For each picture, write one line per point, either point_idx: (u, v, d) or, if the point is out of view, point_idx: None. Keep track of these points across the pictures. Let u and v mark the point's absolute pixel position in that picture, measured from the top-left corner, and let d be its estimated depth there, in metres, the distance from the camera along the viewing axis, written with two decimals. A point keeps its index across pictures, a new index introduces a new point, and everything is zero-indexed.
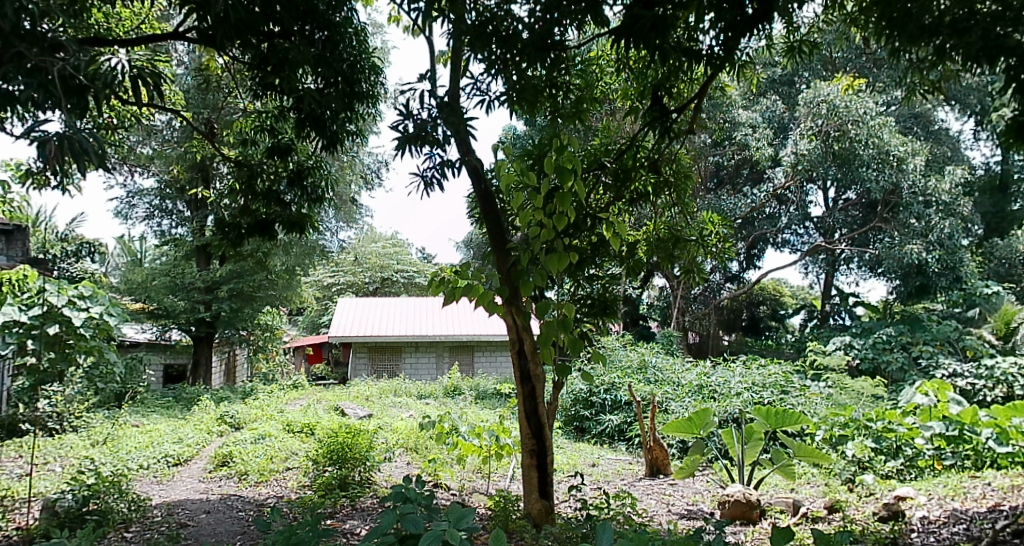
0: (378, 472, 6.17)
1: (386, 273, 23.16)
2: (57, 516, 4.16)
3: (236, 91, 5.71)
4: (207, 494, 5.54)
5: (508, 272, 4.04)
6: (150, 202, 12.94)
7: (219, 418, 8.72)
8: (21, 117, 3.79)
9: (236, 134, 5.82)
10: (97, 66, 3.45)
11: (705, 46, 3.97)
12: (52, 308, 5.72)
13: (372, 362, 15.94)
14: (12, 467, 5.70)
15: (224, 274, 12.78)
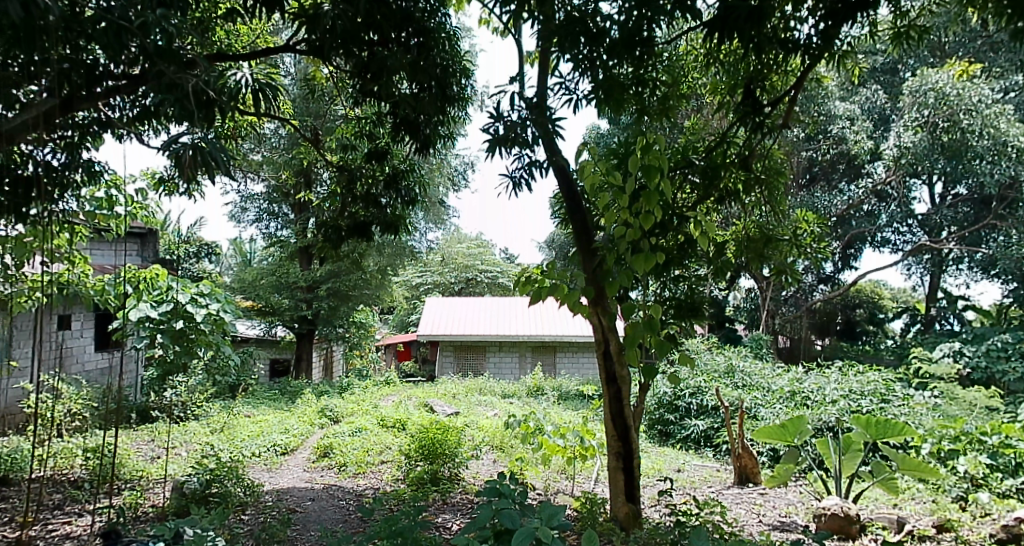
0: (466, 469, 6.29)
1: (470, 273, 23.49)
2: (184, 497, 4.50)
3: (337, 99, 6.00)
4: (311, 483, 5.85)
5: (594, 272, 4.02)
6: (260, 206, 13.58)
7: (319, 411, 9.17)
8: (157, 129, 4.17)
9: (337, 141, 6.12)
10: (225, 81, 3.76)
11: (801, 37, 3.82)
12: (178, 305, 6.41)
13: (460, 361, 16.27)
14: (144, 450, 6.19)
15: (323, 273, 13.38)
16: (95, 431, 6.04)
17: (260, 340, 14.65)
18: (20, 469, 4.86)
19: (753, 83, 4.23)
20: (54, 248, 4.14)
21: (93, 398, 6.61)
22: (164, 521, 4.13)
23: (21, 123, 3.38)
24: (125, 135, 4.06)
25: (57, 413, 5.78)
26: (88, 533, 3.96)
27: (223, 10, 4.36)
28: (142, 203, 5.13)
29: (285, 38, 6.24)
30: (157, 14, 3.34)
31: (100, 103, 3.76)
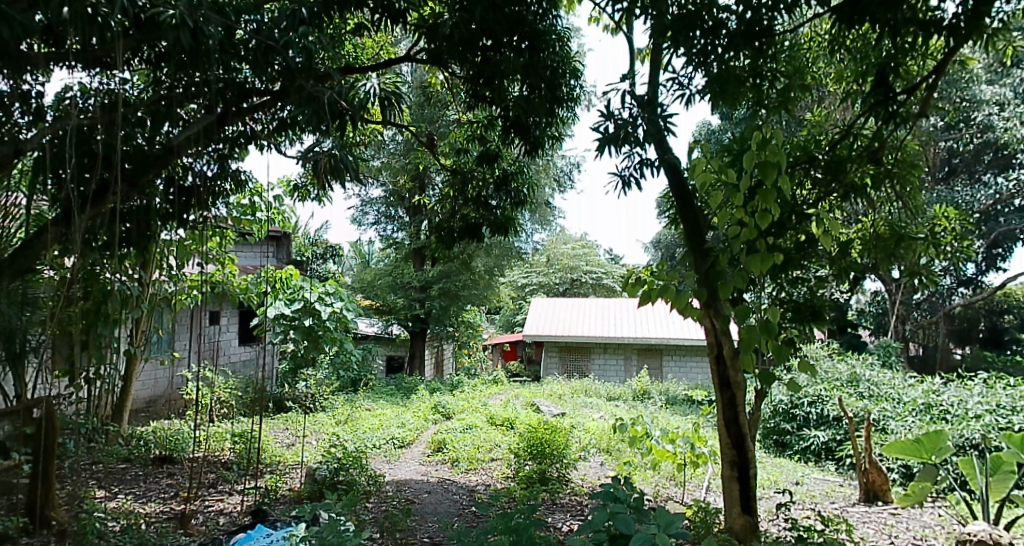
0: (574, 471, 6.31)
1: (575, 275, 23.40)
2: (316, 483, 4.81)
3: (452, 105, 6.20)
4: (427, 476, 6.08)
5: (706, 275, 3.83)
6: (378, 209, 14.12)
7: (432, 407, 9.49)
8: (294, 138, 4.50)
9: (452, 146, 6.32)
10: (357, 92, 4.12)
11: (947, 16, 3.61)
12: (308, 304, 7.06)
13: (567, 362, 16.32)
14: (279, 437, 6.65)
15: (435, 274, 13.80)
16: (239, 418, 6.55)
17: (377, 338, 15.28)
18: (179, 449, 5.34)
19: (886, 69, 4.09)
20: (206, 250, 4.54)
21: (237, 387, 7.13)
22: (299, 504, 4.44)
23: (185, 137, 3.76)
24: (266, 146, 4.43)
25: (207, 400, 6.29)
26: (238, 511, 4.32)
27: (352, 26, 4.63)
28: (281, 209, 5.55)
29: (404, 47, 6.51)
30: (298, 32, 3.72)
31: (246, 116, 4.16)
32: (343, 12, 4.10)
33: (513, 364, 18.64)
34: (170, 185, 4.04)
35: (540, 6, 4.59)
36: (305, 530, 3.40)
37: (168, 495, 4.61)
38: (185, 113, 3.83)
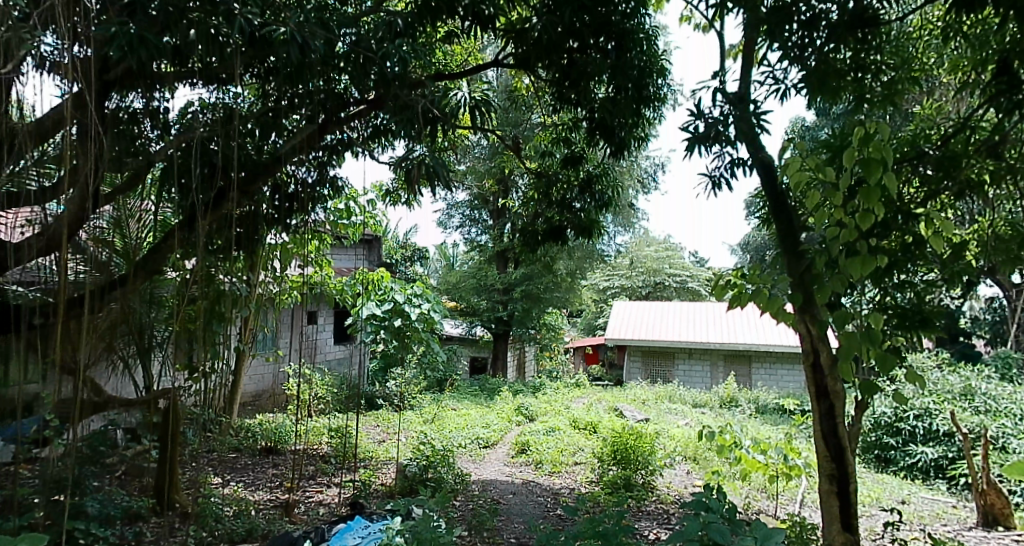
0: (660, 478, 6.23)
1: (659, 278, 22.93)
2: (407, 479, 4.95)
3: (537, 108, 6.22)
4: (512, 478, 6.13)
5: (801, 279, 3.70)
6: (463, 212, 14.30)
7: (516, 409, 9.56)
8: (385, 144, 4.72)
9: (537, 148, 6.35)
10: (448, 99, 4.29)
11: None
12: (397, 304, 7.23)
13: (650, 366, 16.15)
14: (371, 434, 6.87)
15: (518, 276, 13.88)
16: (336, 414, 6.84)
17: (462, 338, 15.53)
18: (282, 442, 5.61)
19: (1009, 55, 3.69)
20: (305, 254, 4.75)
21: (334, 384, 7.41)
22: (392, 499, 4.57)
23: (291, 147, 4.09)
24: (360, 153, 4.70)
25: (306, 395, 6.57)
26: (336, 502, 4.51)
27: (442, 33, 4.72)
28: (374, 213, 5.73)
29: (490, 52, 6.58)
30: (393, 43, 3.87)
31: (343, 126, 4.42)
32: (435, 20, 4.23)
33: (595, 368, 18.50)
34: (276, 192, 4.36)
35: (628, 5, 4.52)
36: (400, 523, 3.53)
37: (275, 483, 4.86)
38: (287, 123, 4.16)
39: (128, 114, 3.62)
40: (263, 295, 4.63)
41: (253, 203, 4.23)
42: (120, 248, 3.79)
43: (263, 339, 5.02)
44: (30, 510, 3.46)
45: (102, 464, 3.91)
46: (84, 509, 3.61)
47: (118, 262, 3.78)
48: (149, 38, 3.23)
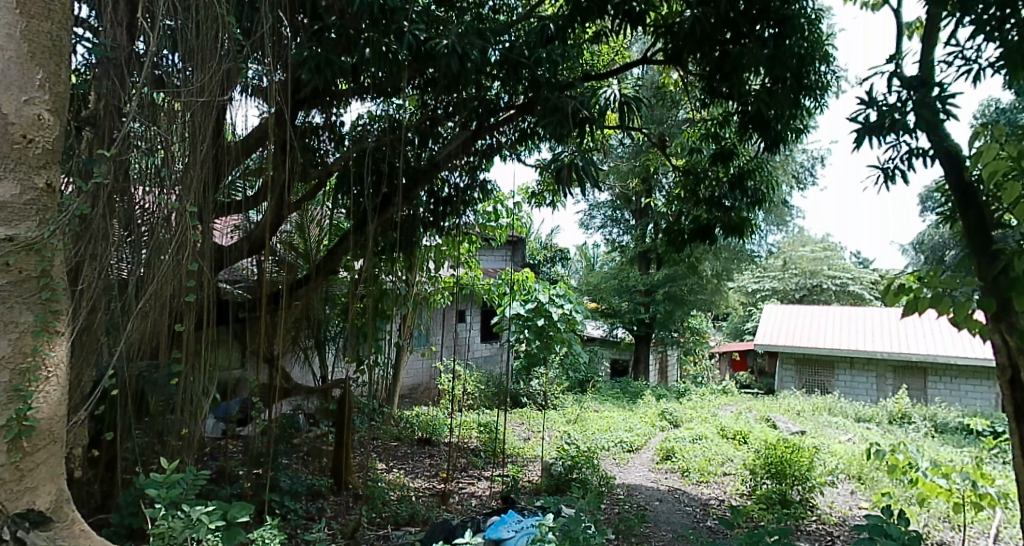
0: (820, 496, 5.85)
1: (815, 280, 21.33)
2: (553, 478, 4.97)
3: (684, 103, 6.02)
4: (657, 484, 6.02)
5: (994, 282, 3.16)
6: (604, 213, 14.23)
7: (660, 414, 9.35)
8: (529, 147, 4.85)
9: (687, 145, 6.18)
10: (597, 100, 4.25)
11: None
12: (540, 304, 7.34)
13: (805, 375, 15.29)
14: (517, 431, 7.08)
15: (660, 278, 13.59)
16: (486, 412, 7.07)
17: (603, 340, 15.51)
18: (437, 434, 5.86)
19: None
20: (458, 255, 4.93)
21: (482, 382, 7.59)
22: (539, 496, 4.62)
23: (448, 153, 4.33)
24: (507, 155, 4.82)
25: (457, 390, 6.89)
26: (487, 495, 4.64)
27: (591, 33, 4.68)
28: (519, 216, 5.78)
29: (638, 50, 6.48)
30: (545, 48, 4.04)
31: (494, 131, 4.53)
32: (586, 21, 4.27)
33: (742, 374, 17.70)
34: (430, 196, 4.67)
35: None
36: (553, 521, 3.58)
37: (432, 473, 5.10)
38: (443, 131, 4.45)
39: (311, 129, 4.12)
40: (422, 293, 4.87)
41: (410, 206, 4.42)
42: (302, 251, 4.01)
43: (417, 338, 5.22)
44: (239, 479, 3.74)
45: (292, 443, 4.19)
46: (277, 482, 3.87)
47: (301, 264, 4.00)
48: (333, 59, 3.72)
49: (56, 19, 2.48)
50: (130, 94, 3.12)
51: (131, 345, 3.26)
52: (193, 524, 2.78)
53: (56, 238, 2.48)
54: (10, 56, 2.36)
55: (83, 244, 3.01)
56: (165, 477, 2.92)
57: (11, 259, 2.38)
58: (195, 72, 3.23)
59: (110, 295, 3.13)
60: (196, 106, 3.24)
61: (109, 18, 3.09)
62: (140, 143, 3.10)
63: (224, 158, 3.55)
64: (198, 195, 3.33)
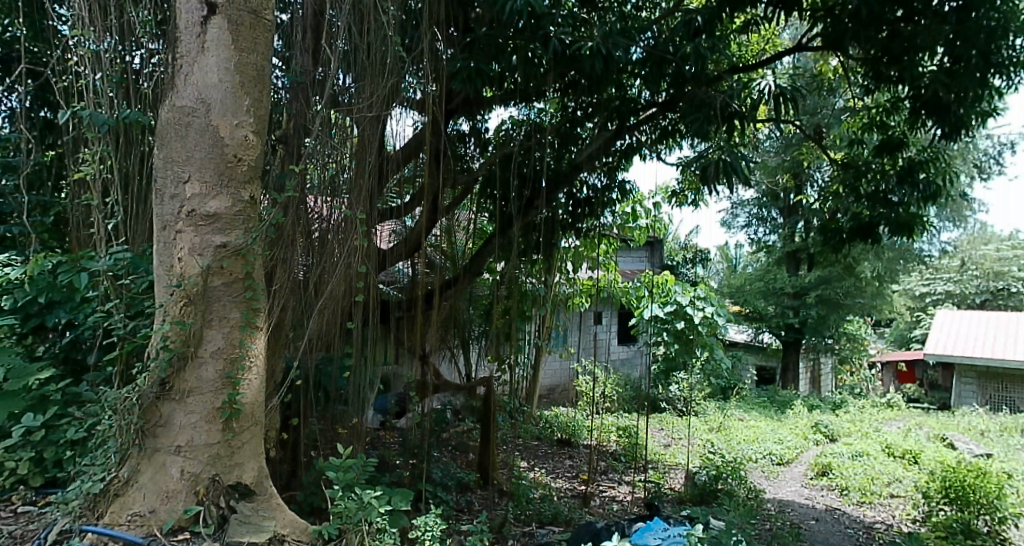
0: (1011, 528, 5.14)
1: (1001, 283, 18.53)
2: (698, 488, 4.79)
3: (842, 92, 5.54)
4: (812, 502, 5.58)
5: None
6: (749, 211, 13.03)
7: (813, 425, 8.62)
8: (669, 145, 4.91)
9: (845, 136, 5.68)
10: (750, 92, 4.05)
11: None
12: (679, 307, 7.10)
13: (989, 390, 13.45)
14: (657, 437, 6.91)
15: (812, 280, 12.27)
16: (623, 416, 6.97)
17: (748, 346, 14.43)
18: (576, 435, 5.83)
19: None
20: (595, 257, 4.89)
21: (618, 385, 7.46)
22: (681, 505, 4.51)
23: (590, 151, 4.50)
24: (648, 154, 4.89)
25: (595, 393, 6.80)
26: (629, 500, 4.60)
27: (740, 22, 4.46)
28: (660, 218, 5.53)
29: (786, 36, 6.04)
30: (693, 43, 3.92)
31: (635, 131, 4.61)
32: (736, 11, 4.10)
33: (910, 387, 15.74)
34: (569, 198, 4.83)
35: None
36: (702, 532, 3.48)
37: (572, 475, 5.13)
38: (581, 132, 4.59)
39: (458, 135, 4.31)
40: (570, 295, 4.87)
41: (549, 209, 4.53)
42: (448, 252, 4.22)
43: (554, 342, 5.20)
44: (398, 468, 3.97)
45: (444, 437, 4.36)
46: (430, 473, 4.06)
47: (450, 267, 4.19)
48: (483, 69, 3.94)
49: (261, 50, 3.13)
50: (312, 113, 3.53)
51: (309, 339, 3.60)
52: (365, 507, 3.03)
53: (256, 243, 3.13)
54: (227, 87, 3.04)
55: (277, 249, 3.42)
56: (342, 462, 3.20)
57: (226, 263, 3.07)
58: (361, 89, 3.58)
59: (295, 294, 3.53)
60: (365, 120, 3.58)
61: (299, 47, 3.54)
62: (316, 156, 3.47)
63: (386, 168, 3.79)
64: (365, 201, 3.65)
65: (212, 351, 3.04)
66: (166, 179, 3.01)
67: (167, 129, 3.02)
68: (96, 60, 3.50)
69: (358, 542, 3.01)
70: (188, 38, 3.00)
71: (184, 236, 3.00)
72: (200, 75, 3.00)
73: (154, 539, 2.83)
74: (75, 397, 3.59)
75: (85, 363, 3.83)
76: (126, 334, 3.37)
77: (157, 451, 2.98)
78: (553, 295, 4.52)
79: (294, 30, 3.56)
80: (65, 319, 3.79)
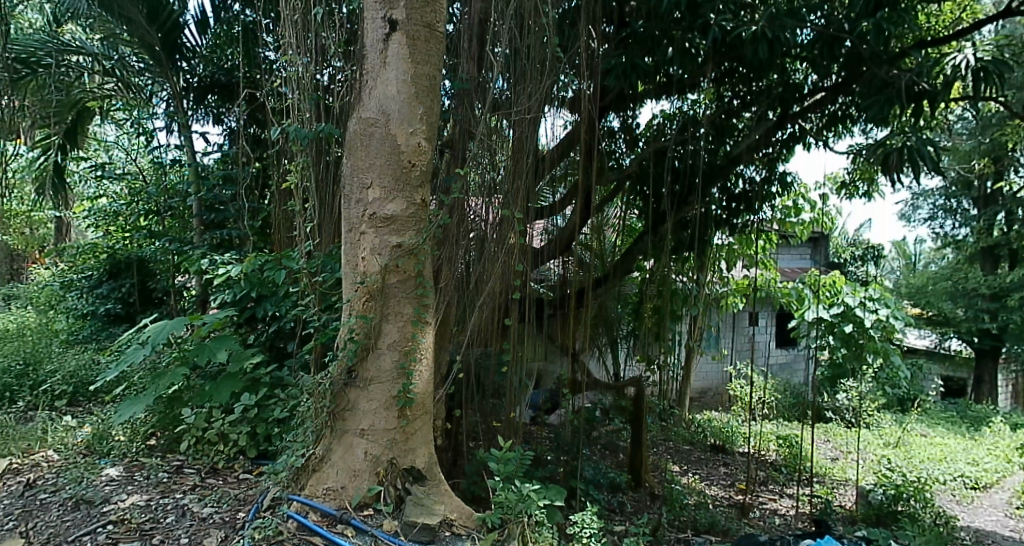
0: None
1: None
2: (872, 507, 4.38)
3: None
4: (1019, 535, 4.85)
5: None
6: (934, 202, 10.81)
7: (1018, 447, 7.41)
8: (836, 132, 4.62)
9: None
10: (941, 68, 3.66)
11: None
12: (849, 309, 6.37)
13: None
14: (823, 450, 6.43)
15: (1014, 280, 9.68)
16: (783, 424, 6.48)
17: (930, 353, 12.17)
18: (731, 442, 5.44)
19: None
20: (753, 255, 4.64)
21: (776, 392, 6.93)
22: (851, 525, 4.16)
23: (748, 144, 4.39)
24: (812, 143, 4.64)
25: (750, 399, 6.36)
26: (792, 515, 4.34)
27: None
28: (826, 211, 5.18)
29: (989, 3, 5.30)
30: (872, 18, 3.58)
31: (799, 119, 4.44)
32: None
33: None
34: (723, 193, 4.63)
35: None
36: None
37: (728, 483, 4.94)
38: (739, 123, 4.46)
39: (608, 131, 4.31)
40: (722, 294, 4.61)
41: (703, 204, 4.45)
42: (599, 251, 4.21)
43: (705, 344, 4.94)
44: (552, 464, 4.03)
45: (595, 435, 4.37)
46: (583, 471, 4.09)
47: (599, 266, 4.22)
48: (637, 63, 3.91)
49: (433, 62, 3.34)
50: (476, 119, 3.71)
51: (468, 334, 3.74)
52: (524, 499, 3.19)
53: (426, 242, 3.35)
54: (403, 98, 3.26)
55: (444, 248, 3.62)
56: (502, 453, 3.33)
57: (400, 262, 3.31)
58: (519, 92, 3.68)
59: (455, 292, 3.70)
60: (525, 122, 3.70)
61: (465, 55, 3.73)
62: (479, 159, 3.62)
63: (540, 168, 3.86)
64: (520, 200, 3.74)
65: (389, 343, 3.30)
66: (352, 185, 3.30)
67: (354, 138, 3.30)
68: (298, 81, 3.94)
69: (519, 533, 3.12)
70: (372, 56, 3.26)
71: (367, 237, 3.28)
72: (382, 88, 3.26)
73: (345, 511, 3.15)
74: (279, 380, 4.09)
75: (287, 351, 4.38)
76: (321, 325, 3.77)
77: (346, 432, 3.28)
78: (706, 296, 4.36)
79: (461, 40, 3.76)
80: (271, 311, 4.32)
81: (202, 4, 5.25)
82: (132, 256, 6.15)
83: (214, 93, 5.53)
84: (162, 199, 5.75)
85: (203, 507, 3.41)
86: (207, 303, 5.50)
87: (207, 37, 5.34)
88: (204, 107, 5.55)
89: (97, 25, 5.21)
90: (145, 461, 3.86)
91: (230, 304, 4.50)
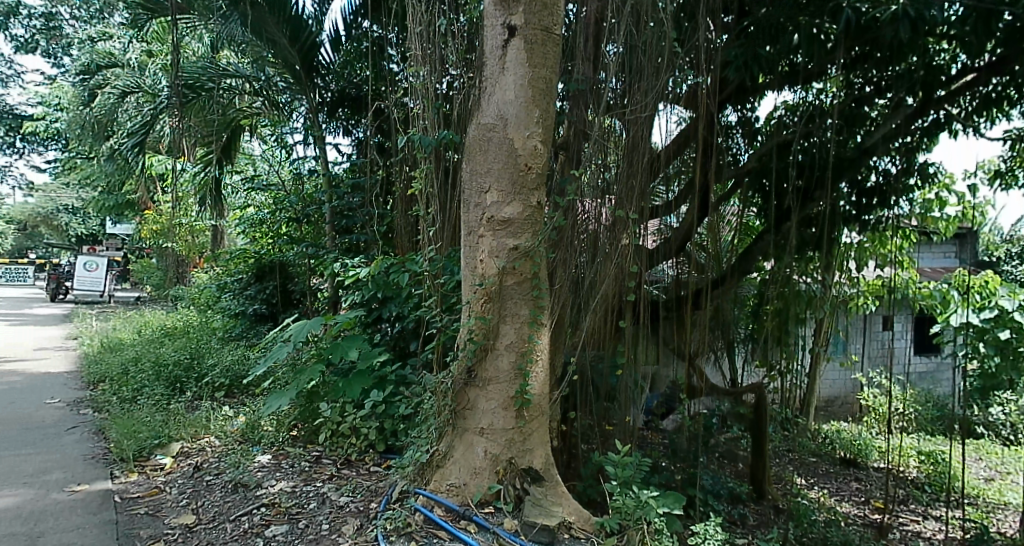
0: None
1: None
2: None
3: None
4: None
5: None
6: None
7: None
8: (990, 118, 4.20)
9: None
10: None
11: None
12: (1003, 313, 6.02)
13: None
14: (975, 469, 5.86)
15: None
16: (927, 438, 5.93)
17: None
18: (864, 455, 5.05)
19: None
20: (886, 253, 4.33)
21: (917, 402, 6.38)
22: None
23: (883, 134, 4.11)
24: (958, 131, 4.25)
25: (888, 410, 5.90)
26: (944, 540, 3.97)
27: None
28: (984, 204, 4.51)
29: None
30: None
31: (945, 104, 4.11)
32: None
33: None
34: (853, 188, 4.34)
35: None
36: None
37: (862, 500, 4.63)
38: (872, 110, 4.19)
39: (727, 126, 4.12)
40: (852, 296, 4.38)
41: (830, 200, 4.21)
42: (714, 252, 4.11)
43: (832, 350, 4.64)
44: (669, 470, 3.92)
45: (712, 442, 4.21)
46: (701, 480, 3.94)
47: (715, 266, 4.13)
48: (760, 53, 3.78)
49: (549, 65, 3.33)
50: (590, 120, 3.66)
51: (582, 338, 3.66)
52: (643, 505, 3.10)
53: (542, 244, 3.33)
54: (521, 102, 3.27)
55: (560, 249, 3.52)
56: (620, 458, 3.26)
57: (516, 264, 3.31)
58: (635, 89, 3.58)
59: (568, 297, 3.61)
60: (641, 120, 3.59)
61: (580, 56, 3.67)
62: (593, 160, 3.55)
63: (657, 167, 3.73)
64: (635, 199, 3.64)
65: (507, 345, 3.31)
66: (470, 190, 3.35)
67: (474, 143, 3.34)
68: (423, 90, 4.06)
69: (639, 540, 3.05)
70: (491, 62, 3.30)
71: (485, 240, 3.32)
72: (501, 93, 3.28)
73: (468, 508, 3.19)
74: (404, 378, 4.24)
75: (410, 350, 4.55)
76: (443, 326, 3.86)
77: (466, 431, 3.34)
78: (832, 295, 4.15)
79: (577, 40, 3.71)
80: (395, 312, 4.49)
81: (335, 24, 5.54)
82: (275, 261, 6.56)
83: (345, 106, 5.82)
84: (301, 207, 6.10)
85: (340, 495, 3.59)
86: (338, 304, 5.81)
87: (339, 53, 5.63)
88: (336, 120, 5.86)
89: (248, 50, 5.58)
90: (290, 450, 4.13)
91: (360, 305, 4.72)
